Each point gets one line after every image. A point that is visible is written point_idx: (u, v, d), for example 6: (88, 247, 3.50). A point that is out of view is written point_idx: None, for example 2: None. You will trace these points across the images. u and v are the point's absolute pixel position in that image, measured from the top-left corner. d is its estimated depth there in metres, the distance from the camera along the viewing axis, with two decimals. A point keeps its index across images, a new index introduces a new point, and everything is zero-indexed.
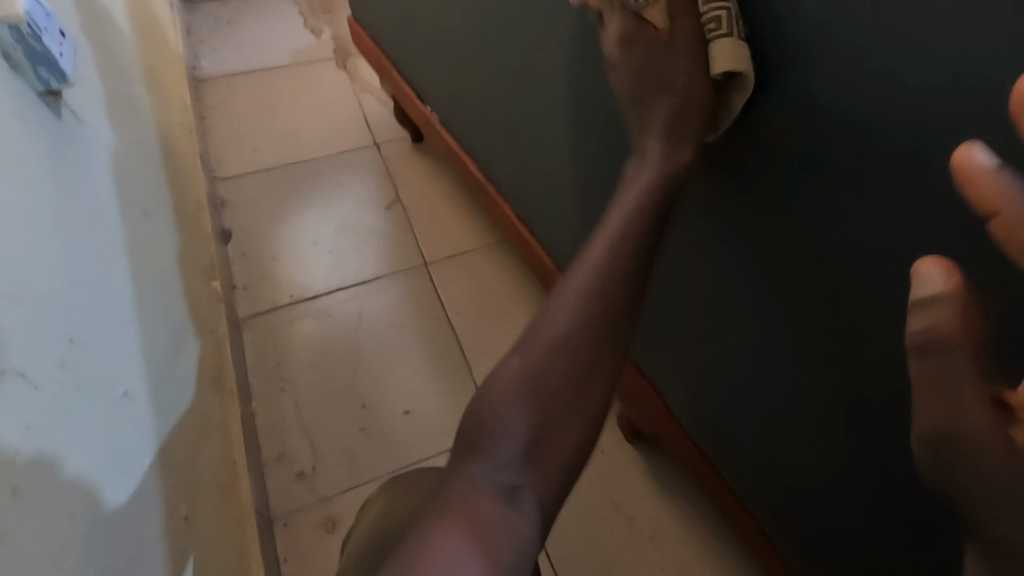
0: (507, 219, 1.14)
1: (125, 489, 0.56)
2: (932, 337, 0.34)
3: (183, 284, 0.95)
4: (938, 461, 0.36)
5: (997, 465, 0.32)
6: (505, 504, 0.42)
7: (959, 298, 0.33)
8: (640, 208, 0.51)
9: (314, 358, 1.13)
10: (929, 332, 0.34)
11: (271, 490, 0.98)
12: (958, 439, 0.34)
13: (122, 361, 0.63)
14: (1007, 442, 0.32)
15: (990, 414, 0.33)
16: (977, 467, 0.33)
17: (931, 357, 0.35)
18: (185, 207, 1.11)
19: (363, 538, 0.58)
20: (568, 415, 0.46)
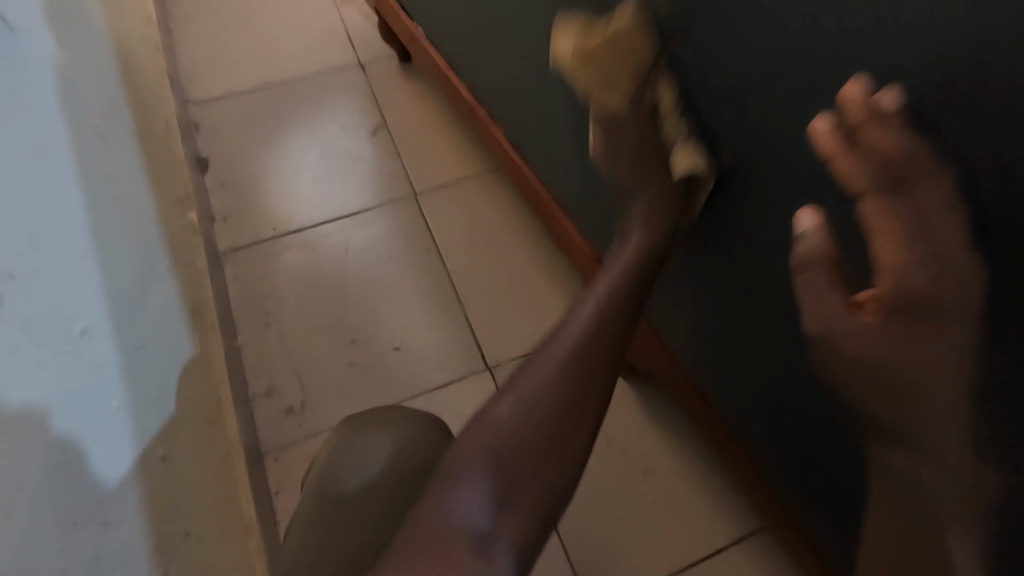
0: (499, 144, 1.06)
1: (89, 431, 0.53)
2: (805, 258, 0.44)
3: (153, 214, 0.89)
4: (831, 370, 0.47)
5: (858, 344, 0.43)
6: (479, 543, 0.47)
7: (821, 233, 0.43)
8: (619, 283, 0.62)
9: (300, 292, 1.10)
10: (804, 254, 0.44)
11: (260, 424, 0.98)
12: (838, 333, 0.44)
13: (78, 297, 0.59)
14: (861, 315, 0.43)
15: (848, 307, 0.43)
16: (841, 345, 0.45)
17: (806, 272, 0.44)
18: (153, 132, 1.04)
19: (312, 485, 0.60)
20: (553, 463, 0.53)
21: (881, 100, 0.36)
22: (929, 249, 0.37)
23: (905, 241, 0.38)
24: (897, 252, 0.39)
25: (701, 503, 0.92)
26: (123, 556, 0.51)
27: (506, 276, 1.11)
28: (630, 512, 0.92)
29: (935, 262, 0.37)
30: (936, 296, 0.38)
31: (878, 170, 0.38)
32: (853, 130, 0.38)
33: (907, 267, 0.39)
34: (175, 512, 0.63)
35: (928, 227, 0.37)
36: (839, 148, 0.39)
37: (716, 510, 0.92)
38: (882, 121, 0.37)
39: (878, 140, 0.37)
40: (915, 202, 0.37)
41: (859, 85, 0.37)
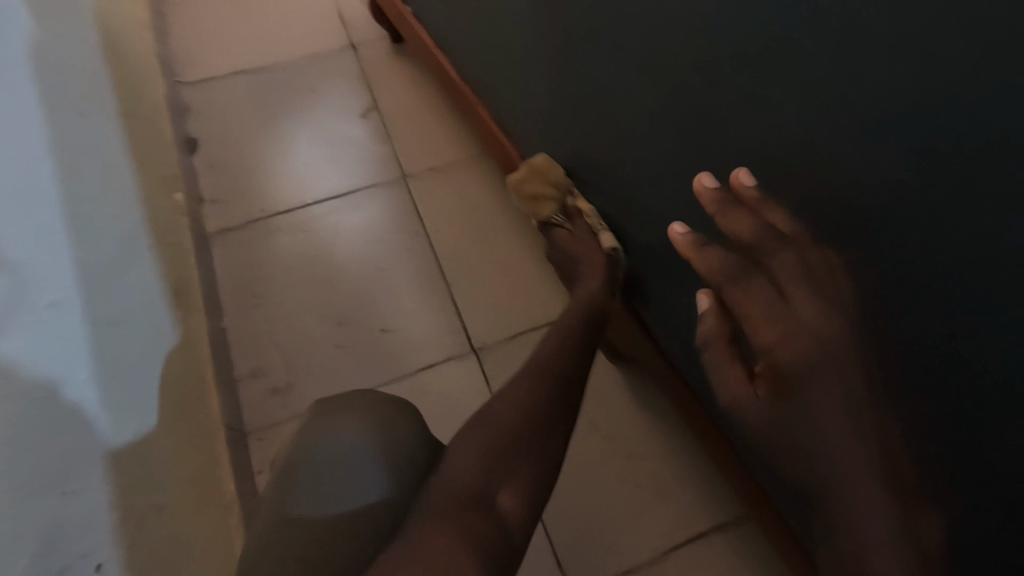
0: (487, 127, 1.05)
1: (56, 400, 0.53)
2: (706, 334, 0.58)
3: (136, 192, 0.89)
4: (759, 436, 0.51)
5: (752, 405, 0.51)
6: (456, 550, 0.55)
7: (713, 309, 0.57)
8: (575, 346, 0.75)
9: (287, 275, 1.09)
10: (706, 332, 0.57)
11: (244, 404, 0.97)
12: (741, 409, 0.52)
13: (46, 270, 0.58)
14: (752, 391, 0.51)
15: (743, 386, 0.52)
16: (745, 412, 0.51)
17: (710, 347, 0.57)
18: (139, 112, 1.03)
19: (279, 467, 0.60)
20: (518, 474, 0.63)
21: (740, 177, 0.50)
22: (785, 324, 0.47)
23: (771, 320, 0.49)
24: (766, 330, 0.49)
25: (684, 489, 0.92)
26: (87, 524, 0.51)
27: (494, 260, 1.10)
28: (612, 497, 0.91)
29: (808, 334, 0.46)
30: (811, 359, 0.45)
31: (755, 234, 0.50)
32: (728, 201, 0.52)
33: (776, 343, 0.48)
34: (147, 488, 0.63)
35: (790, 299, 0.48)
36: (720, 208, 0.52)
37: (699, 495, 0.91)
38: (737, 204, 0.51)
39: (734, 222, 0.51)
40: (772, 273, 0.50)
41: (709, 176, 0.54)
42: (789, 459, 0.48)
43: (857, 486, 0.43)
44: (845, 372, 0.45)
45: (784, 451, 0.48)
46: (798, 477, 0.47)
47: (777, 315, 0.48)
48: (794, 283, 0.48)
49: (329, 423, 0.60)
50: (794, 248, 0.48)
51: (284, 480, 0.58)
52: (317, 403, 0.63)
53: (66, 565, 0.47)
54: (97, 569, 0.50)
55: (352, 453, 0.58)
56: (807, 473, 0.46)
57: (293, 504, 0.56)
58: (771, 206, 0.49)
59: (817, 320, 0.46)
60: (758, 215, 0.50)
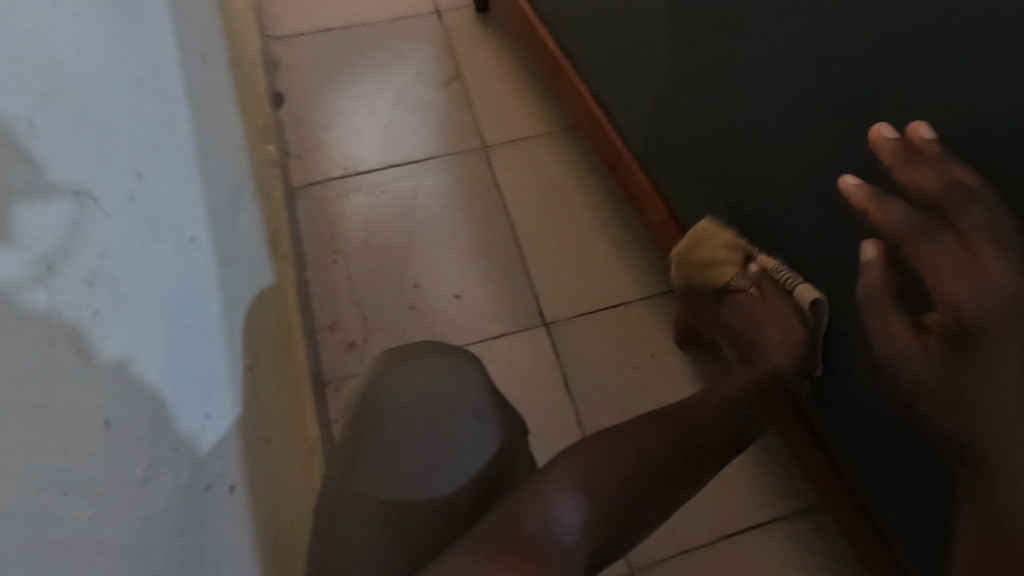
0: (579, 103, 1.05)
1: (196, 330, 0.57)
2: (870, 292, 0.58)
3: (242, 139, 0.92)
4: (922, 392, 0.53)
5: (926, 368, 0.53)
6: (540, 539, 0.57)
7: (882, 265, 0.56)
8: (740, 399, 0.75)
9: (367, 234, 1.12)
10: (869, 288, 0.57)
11: (322, 355, 1.01)
12: (897, 363, 0.56)
13: (186, 206, 0.61)
14: (921, 346, 0.53)
15: (908, 338, 0.54)
16: (912, 371, 0.54)
17: (870, 304, 0.58)
18: (241, 62, 1.06)
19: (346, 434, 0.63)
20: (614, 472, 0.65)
21: (919, 130, 0.50)
22: (973, 276, 0.48)
23: (953, 266, 0.50)
24: (956, 284, 0.49)
25: (749, 481, 0.93)
26: (220, 449, 0.54)
27: (571, 237, 1.11)
28: None
29: (1001, 292, 0.47)
30: (1006, 322, 0.47)
31: (941, 187, 0.49)
32: (906, 155, 0.51)
33: (961, 295, 0.49)
34: (259, 420, 0.66)
35: (970, 249, 0.49)
36: (899, 161, 0.51)
37: (762, 488, 0.92)
38: (911, 158, 0.50)
39: (919, 175, 0.50)
40: (957, 227, 0.50)
41: (888, 127, 0.52)
42: (940, 415, 0.52)
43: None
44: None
45: (937, 401, 0.52)
46: (956, 431, 0.50)
47: (962, 270, 0.49)
48: (979, 235, 0.48)
49: (413, 366, 0.64)
50: (982, 206, 0.48)
51: (363, 420, 0.62)
52: (386, 355, 0.66)
53: (213, 481, 0.51)
54: (232, 489, 0.54)
55: (440, 401, 0.62)
56: (973, 441, 0.49)
57: (377, 443, 0.61)
58: (956, 164, 0.48)
59: (996, 272, 0.47)
60: (943, 172, 0.49)
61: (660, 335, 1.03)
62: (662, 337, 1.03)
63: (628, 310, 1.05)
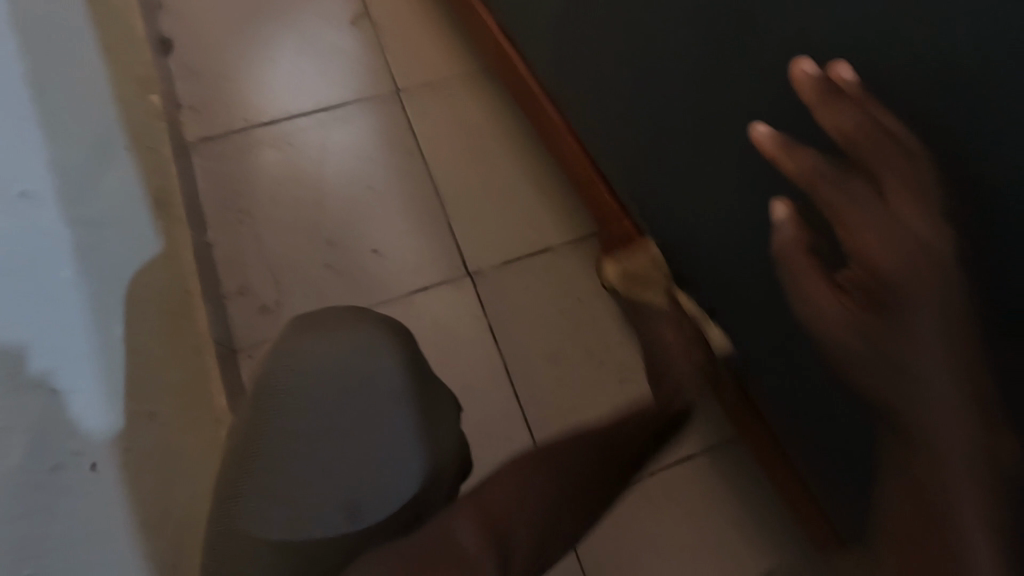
0: (491, 38, 0.99)
1: (38, 297, 0.50)
2: (784, 245, 0.55)
3: (109, 87, 0.82)
4: (838, 347, 0.51)
5: (839, 326, 0.50)
6: None
7: (795, 226, 0.54)
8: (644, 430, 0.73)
9: (274, 190, 1.04)
10: (783, 243, 0.55)
11: (231, 321, 0.95)
12: (812, 313, 0.53)
13: (15, 157, 0.53)
14: (836, 295, 0.50)
15: (829, 292, 0.51)
16: (824, 327, 0.52)
17: (785, 257, 0.55)
18: (108, 1, 0.94)
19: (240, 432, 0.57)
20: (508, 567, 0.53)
21: (840, 70, 0.46)
22: (889, 227, 0.45)
23: (871, 223, 0.47)
24: (872, 235, 0.47)
25: None
26: (75, 425, 0.49)
27: (494, 183, 1.06)
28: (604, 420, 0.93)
29: (911, 241, 0.44)
30: (920, 271, 0.44)
31: (861, 131, 0.45)
32: (827, 94, 0.47)
33: (873, 246, 0.47)
34: (138, 393, 0.61)
35: (890, 201, 0.46)
36: (821, 100, 0.47)
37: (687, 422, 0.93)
38: (835, 96, 0.47)
39: (840, 113, 0.46)
40: (874, 175, 0.46)
41: (810, 62, 0.48)
42: (868, 379, 0.48)
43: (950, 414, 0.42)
44: (937, 278, 0.44)
45: (868, 367, 0.48)
46: (870, 385, 0.48)
47: (876, 222, 0.46)
48: (897, 187, 0.45)
49: (317, 344, 0.58)
50: (902, 149, 0.44)
51: (260, 412, 0.56)
52: (298, 317, 0.61)
53: (62, 462, 0.46)
54: (94, 468, 0.50)
55: (342, 377, 0.57)
56: (891, 398, 0.46)
57: (277, 443, 0.55)
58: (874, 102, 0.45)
59: (919, 225, 0.44)
60: (863, 109, 0.45)
61: (586, 279, 1.01)
62: (588, 280, 1.01)
63: (552, 254, 1.02)
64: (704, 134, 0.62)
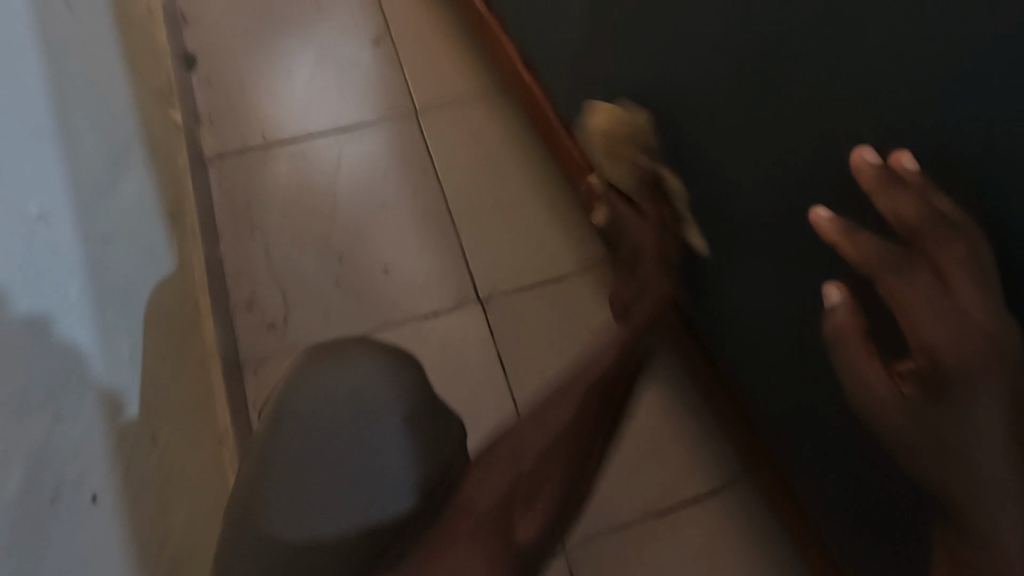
0: (509, 62, 0.99)
1: (48, 318, 0.50)
2: (835, 329, 0.53)
3: (131, 101, 0.83)
4: (897, 439, 0.50)
5: (903, 421, 0.49)
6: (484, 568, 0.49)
7: (847, 305, 0.52)
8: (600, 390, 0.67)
9: (287, 204, 1.04)
10: (834, 325, 0.53)
11: (238, 335, 0.95)
12: (863, 399, 0.52)
13: (32, 174, 0.54)
14: (897, 393, 0.49)
15: (884, 382, 0.50)
16: (896, 426, 0.50)
17: (835, 338, 0.54)
18: (133, 14, 0.95)
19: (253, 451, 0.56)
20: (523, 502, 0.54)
21: (902, 159, 0.44)
22: (958, 323, 0.44)
23: (934, 312, 0.45)
24: (932, 325, 0.45)
25: (682, 453, 0.91)
26: (76, 452, 0.48)
27: (506, 205, 1.06)
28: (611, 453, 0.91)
29: (982, 340, 0.43)
30: (979, 367, 0.43)
31: (922, 219, 0.44)
32: (886, 182, 0.45)
33: (936, 341, 0.45)
34: (142, 414, 0.61)
35: (953, 291, 0.44)
36: (879, 189, 0.45)
37: (696, 460, 0.91)
38: (894, 185, 0.45)
39: (901, 203, 0.45)
40: (937, 260, 0.45)
41: (870, 150, 0.46)
42: (925, 459, 0.48)
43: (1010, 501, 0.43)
44: (994, 368, 0.43)
45: (925, 456, 0.48)
46: (936, 479, 0.48)
47: (941, 312, 0.45)
48: (955, 272, 0.44)
49: (339, 364, 0.57)
50: (964, 241, 0.43)
51: (275, 429, 0.55)
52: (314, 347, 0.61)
53: (61, 493, 0.45)
54: (93, 500, 0.48)
55: (358, 400, 0.55)
56: (949, 490, 0.47)
57: (280, 459, 0.53)
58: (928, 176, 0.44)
59: (980, 311, 0.43)
60: (925, 199, 0.44)
61: (596, 306, 1.00)
62: (597, 307, 1.00)
63: (563, 281, 1.01)
64: (738, 190, 0.62)
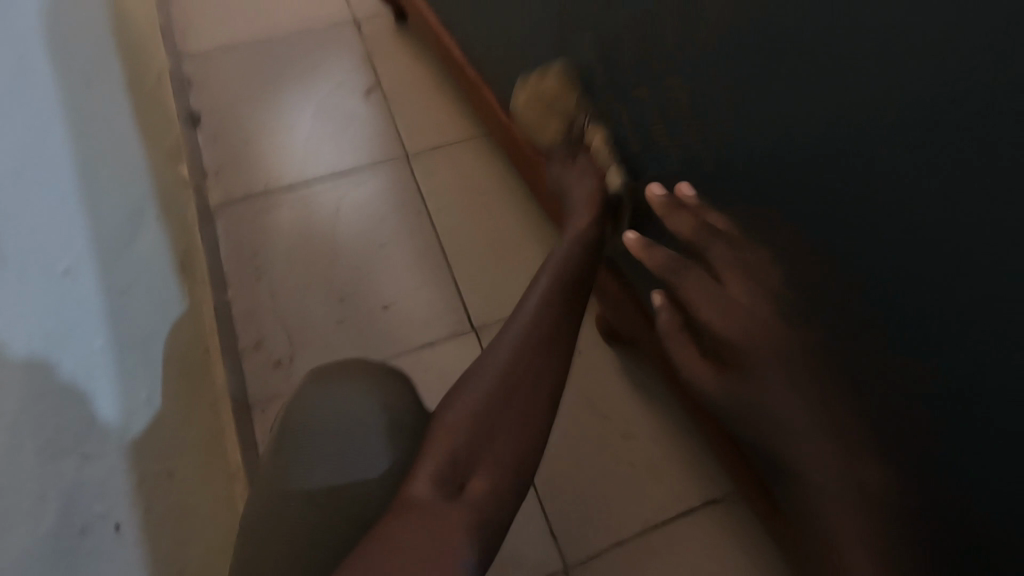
0: (492, 109, 1.06)
1: (75, 368, 0.55)
2: (667, 332, 0.64)
3: (143, 161, 0.90)
4: (730, 414, 0.60)
5: (713, 387, 0.60)
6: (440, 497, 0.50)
7: (666, 305, 0.64)
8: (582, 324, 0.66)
9: (289, 249, 1.10)
10: (665, 330, 0.64)
11: (247, 376, 0.99)
12: (692, 380, 0.63)
13: (60, 238, 0.60)
14: (710, 368, 0.60)
15: (702, 366, 0.61)
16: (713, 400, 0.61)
17: (670, 337, 0.64)
18: (144, 82, 1.03)
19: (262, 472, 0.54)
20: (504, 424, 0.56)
21: (682, 190, 0.59)
22: (726, 305, 0.56)
23: (715, 298, 0.57)
24: (708, 311, 0.58)
25: (676, 470, 0.95)
26: (101, 488, 0.53)
27: (497, 240, 1.12)
28: (608, 474, 0.95)
29: (742, 317, 0.55)
30: (750, 337, 0.54)
31: (694, 231, 0.59)
32: (672, 207, 0.60)
33: (715, 324, 0.57)
34: (157, 452, 0.65)
35: (726, 286, 0.57)
36: (668, 213, 0.60)
37: (689, 476, 0.94)
38: (676, 209, 0.60)
39: (682, 221, 0.59)
40: (714, 265, 0.58)
41: (658, 187, 0.61)
42: (745, 416, 0.58)
43: (812, 446, 0.53)
44: (779, 347, 0.53)
45: (751, 427, 0.58)
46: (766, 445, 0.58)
47: (716, 301, 0.57)
48: (728, 270, 0.57)
49: (332, 389, 0.54)
50: (726, 241, 0.57)
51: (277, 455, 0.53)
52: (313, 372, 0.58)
53: (88, 525, 0.50)
54: (117, 528, 0.53)
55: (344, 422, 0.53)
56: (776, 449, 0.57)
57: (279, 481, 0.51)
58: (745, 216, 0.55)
59: (742, 297, 0.55)
60: (700, 215, 0.58)
61: (586, 331, 1.05)
62: (587, 333, 1.04)
63: None
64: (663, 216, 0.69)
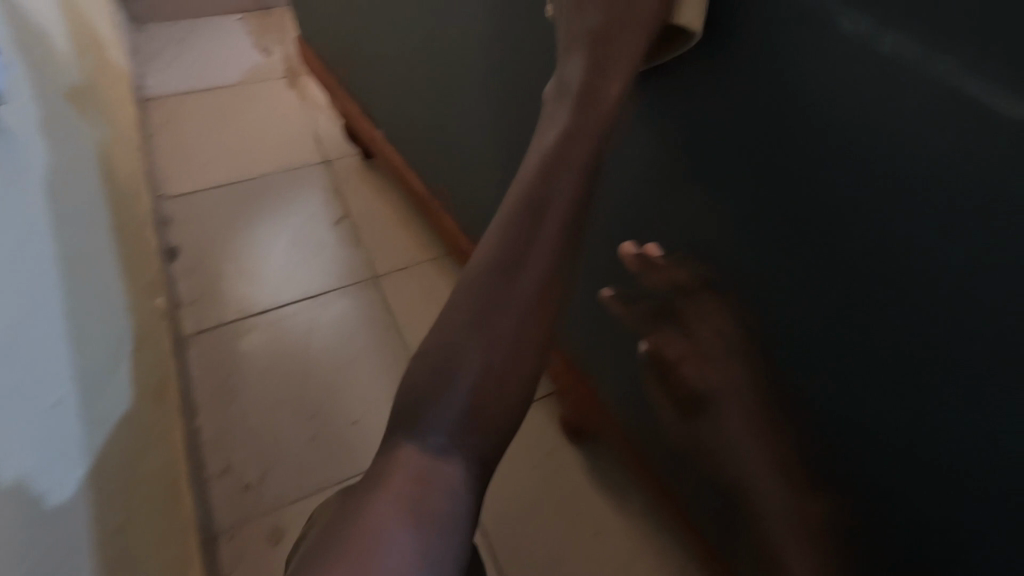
0: (453, 236, 1.18)
1: (52, 496, 0.57)
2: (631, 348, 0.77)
3: (123, 293, 0.95)
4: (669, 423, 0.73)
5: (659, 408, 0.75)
6: (438, 457, 0.52)
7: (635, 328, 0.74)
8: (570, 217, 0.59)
9: (261, 371, 1.14)
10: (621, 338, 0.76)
11: (216, 503, 0.98)
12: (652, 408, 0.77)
13: (49, 372, 0.64)
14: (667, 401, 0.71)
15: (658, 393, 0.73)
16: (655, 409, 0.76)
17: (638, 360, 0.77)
18: (128, 225, 1.12)
19: None
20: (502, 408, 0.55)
21: (651, 248, 0.66)
22: (698, 360, 0.62)
23: (688, 355, 0.63)
24: (688, 365, 0.63)
25: (652, 567, 0.95)
26: None
27: None
28: None
29: (718, 373, 0.60)
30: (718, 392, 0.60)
31: (668, 287, 0.65)
32: (645, 265, 0.66)
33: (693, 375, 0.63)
34: None
35: (697, 338, 0.62)
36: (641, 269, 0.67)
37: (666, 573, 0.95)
38: (652, 266, 0.66)
39: (659, 277, 0.65)
40: (681, 314, 0.63)
41: (630, 245, 0.68)
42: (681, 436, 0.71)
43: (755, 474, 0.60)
44: (739, 392, 0.59)
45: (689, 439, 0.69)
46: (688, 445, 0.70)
47: (697, 356, 0.62)
48: (695, 325, 0.62)
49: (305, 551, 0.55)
50: (706, 299, 0.61)
51: None
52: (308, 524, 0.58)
53: None
54: None
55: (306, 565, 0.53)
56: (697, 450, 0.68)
57: None
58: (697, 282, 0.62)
59: (723, 362, 0.60)
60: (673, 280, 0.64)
61: (551, 432, 1.09)
62: (552, 434, 1.09)
63: None
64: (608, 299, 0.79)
